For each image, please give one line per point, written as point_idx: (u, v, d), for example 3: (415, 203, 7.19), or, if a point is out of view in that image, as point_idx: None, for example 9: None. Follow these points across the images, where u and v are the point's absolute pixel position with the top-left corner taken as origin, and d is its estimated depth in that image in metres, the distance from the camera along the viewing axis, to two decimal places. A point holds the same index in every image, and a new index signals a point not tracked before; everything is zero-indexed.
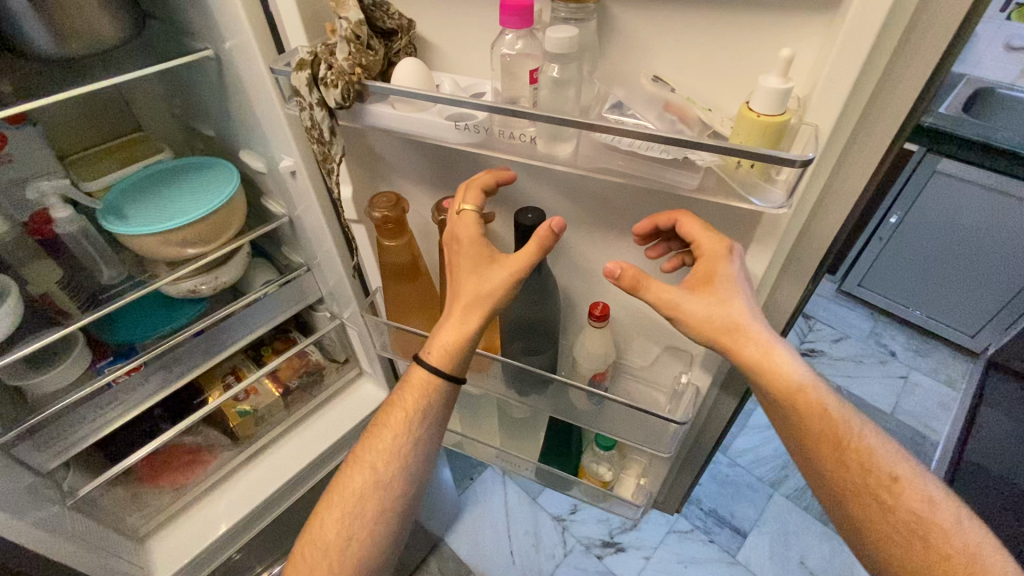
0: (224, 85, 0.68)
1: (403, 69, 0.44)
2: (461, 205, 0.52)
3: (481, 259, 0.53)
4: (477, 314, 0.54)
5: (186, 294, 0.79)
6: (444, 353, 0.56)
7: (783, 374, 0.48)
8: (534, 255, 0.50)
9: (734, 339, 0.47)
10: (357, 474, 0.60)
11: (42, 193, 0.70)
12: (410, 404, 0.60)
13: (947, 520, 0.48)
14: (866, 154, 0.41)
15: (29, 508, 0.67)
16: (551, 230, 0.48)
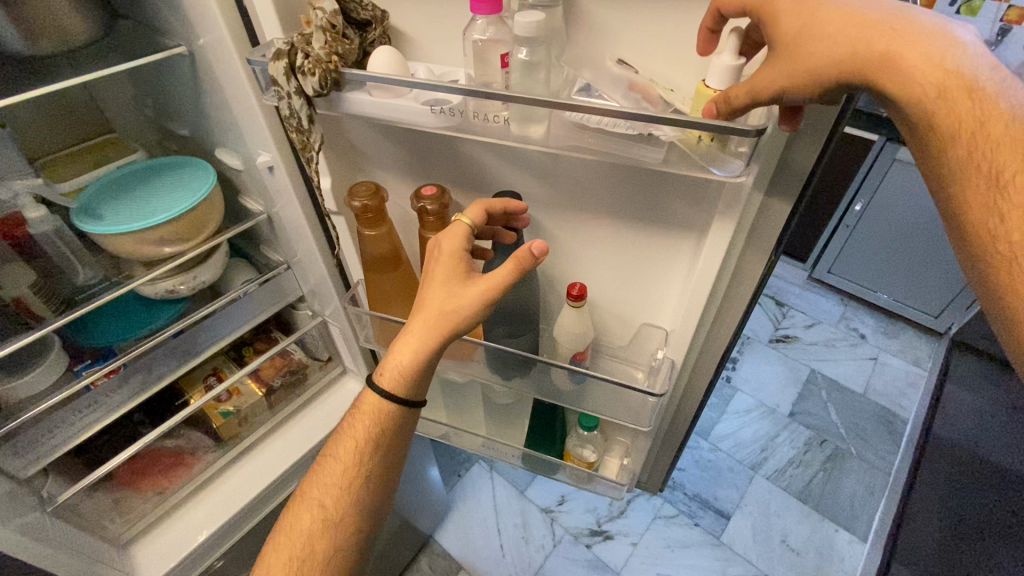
0: (197, 82, 0.68)
1: (379, 56, 0.45)
2: (461, 218, 0.56)
3: (454, 276, 0.54)
4: (437, 330, 0.54)
5: (163, 294, 0.79)
6: (395, 371, 0.57)
7: (921, 73, 0.37)
8: (511, 274, 0.53)
9: (834, 40, 0.37)
10: (305, 512, 0.62)
11: (14, 194, 0.68)
12: (361, 434, 0.61)
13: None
14: (815, 130, 0.44)
15: (12, 515, 0.66)
16: (531, 252, 0.52)
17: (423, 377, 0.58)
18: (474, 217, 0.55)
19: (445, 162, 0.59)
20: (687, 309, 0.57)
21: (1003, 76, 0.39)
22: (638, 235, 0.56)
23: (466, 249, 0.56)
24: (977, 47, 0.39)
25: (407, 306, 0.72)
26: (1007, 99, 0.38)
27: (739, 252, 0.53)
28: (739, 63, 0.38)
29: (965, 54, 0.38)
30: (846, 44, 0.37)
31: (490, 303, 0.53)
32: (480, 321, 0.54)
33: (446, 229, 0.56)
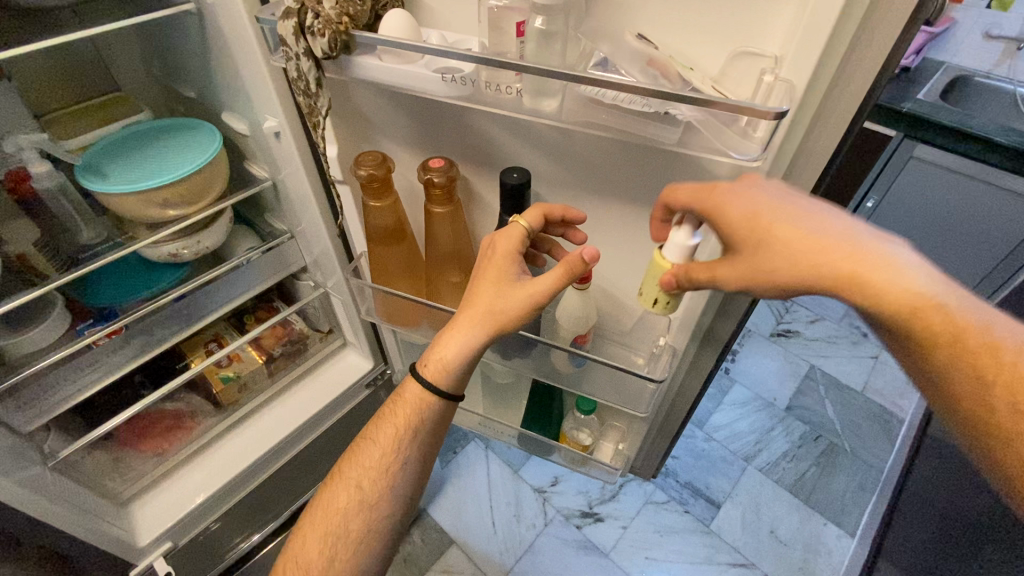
0: (205, 41, 0.67)
1: (391, 19, 0.43)
2: (517, 218, 0.55)
3: (505, 279, 0.55)
4: (484, 330, 0.56)
5: (167, 257, 0.79)
6: (439, 363, 0.59)
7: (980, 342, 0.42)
8: (560, 279, 0.53)
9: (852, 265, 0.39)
10: (342, 491, 0.64)
11: (19, 148, 0.68)
12: (404, 420, 0.63)
13: None
14: (832, 126, 0.42)
15: (12, 469, 0.67)
16: (581, 259, 0.51)
17: (466, 372, 0.61)
18: (532, 222, 0.54)
19: (453, 134, 0.58)
20: (694, 296, 0.57)
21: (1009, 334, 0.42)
22: (647, 218, 0.55)
23: (522, 250, 0.56)
24: None
25: (409, 280, 0.72)
26: (903, 267, 0.40)
27: None
28: (691, 245, 0.46)
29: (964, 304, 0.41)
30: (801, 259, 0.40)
31: (537, 307, 0.54)
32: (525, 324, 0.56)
33: (504, 227, 0.56)
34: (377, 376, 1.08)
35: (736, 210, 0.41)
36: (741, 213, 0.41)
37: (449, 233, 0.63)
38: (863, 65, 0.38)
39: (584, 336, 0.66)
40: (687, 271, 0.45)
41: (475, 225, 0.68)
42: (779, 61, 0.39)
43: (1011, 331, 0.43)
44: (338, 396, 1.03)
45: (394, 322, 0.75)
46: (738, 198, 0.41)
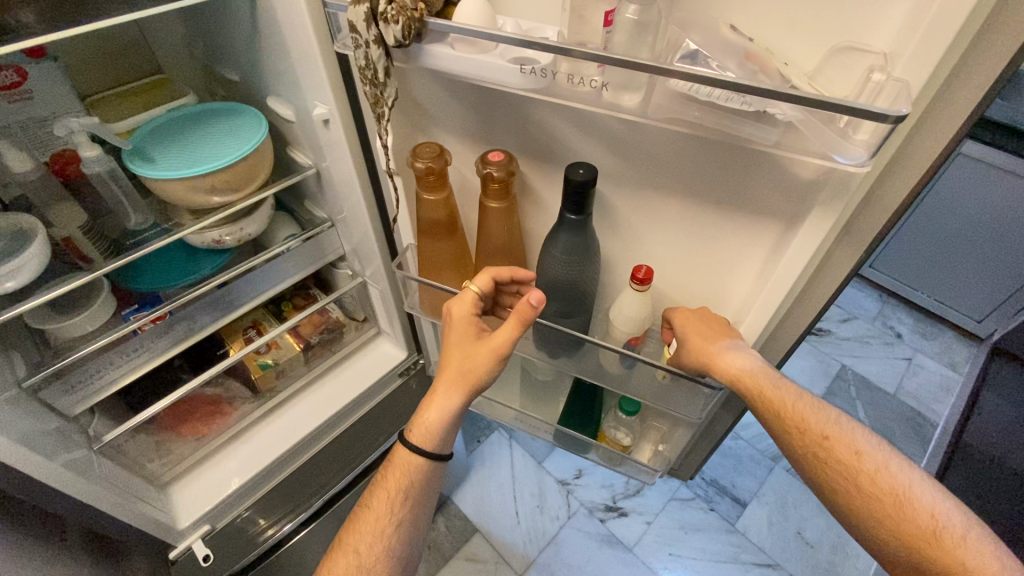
0: (255, 24, 0.65)
1: (467, 5, 0.41)
2: (468, 283, 0.62)
3: (468, 337, 0.60)
4: (458, 391, 0.59)
5: (209, 244, 0.78)
6: (423, 429, 0.62)
7: (782, 403, 0.55)
8: (516, 326, 0.57)
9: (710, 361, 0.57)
10: (341, 559, 0.64)
11: (70, 130, 0.66)
12: (393, 486, 0.66)
13: (848, 453, 0.54)
14: (936, 132, 0.39)
15: (61, 451, 0.67)
16: (528, 304, 0.55)
17: (449, 433, 0.63)
18: (481, 285, 0.61)
19: (511, 126, 0.55)
20: (762, 300, 0.54)
21: (788, 385, 0.57)
22: (716, 220, 0.52)
23: (476, 311, 0.61)
24: (821, 400, 0.57)
25: (456, 275, 0.70)
26: (749, 355, 0.56)
27: (827, 248, 0.49)
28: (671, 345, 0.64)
29: (765, 377, 0.56)
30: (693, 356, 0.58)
31: (500, 357, 0.58)
32: (498, 373, 0.60)
33: (456, 294, 0.62)
34: (411, 366, 1.08)
35: (677, 319, 0.61)
36: (677, 322, 0.61)
37: (502, 230, 0.62)
38: (984, 66, 0.35)
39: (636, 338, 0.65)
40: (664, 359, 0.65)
41: (527, 220, 0.66)
42: (889, 58, 0.36)
43: (791, 386, 0.57)
44: (371, 385, 1.03)
45: (437, 315, 0.74)
46: (684, 312, 0.61)
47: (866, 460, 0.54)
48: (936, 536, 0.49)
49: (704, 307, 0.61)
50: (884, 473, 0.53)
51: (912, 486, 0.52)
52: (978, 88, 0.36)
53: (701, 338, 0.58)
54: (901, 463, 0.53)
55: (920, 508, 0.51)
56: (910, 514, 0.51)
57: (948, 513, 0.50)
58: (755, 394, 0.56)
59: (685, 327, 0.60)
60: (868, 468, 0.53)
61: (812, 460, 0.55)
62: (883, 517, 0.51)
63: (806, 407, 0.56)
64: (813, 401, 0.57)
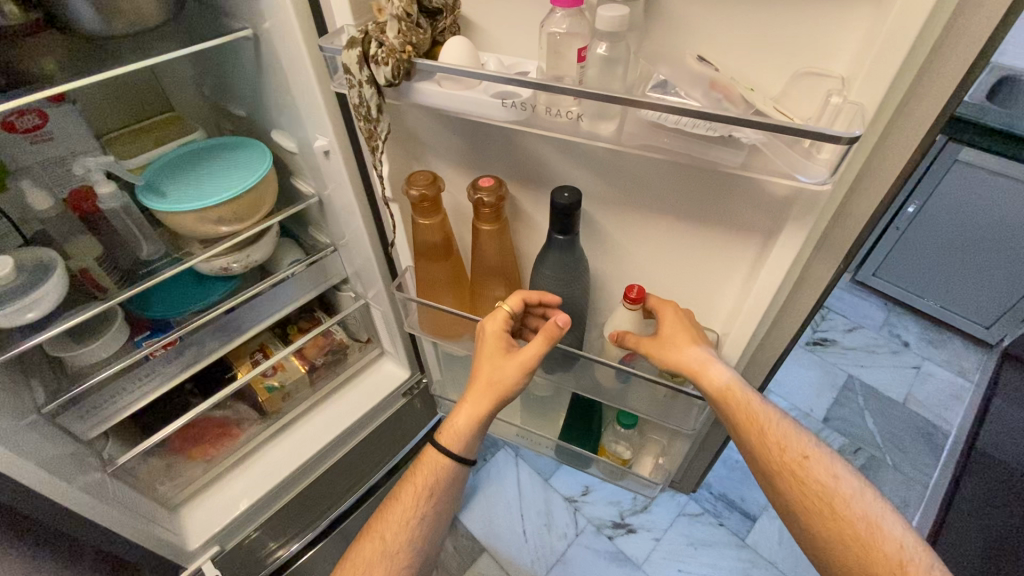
0: (260, 64, 0.69)
1: (452, 46, 0.44)
2: (501, 302, 0.63)
3: (499, 351, 0.62)
4: (487, 400, 0.62)
5: (217, 271, 0.81)
6: (454, 430, 0.65)
7: (765, 429, 0.58)
8: (543, 344, 0.60)
9: (701, 372, 0.59)
10: (367, 544, 0.67)
11: (87, 169, 0.70)
12: (422, 481, 0.68)
13: (825, 477, 0.56)
14: (899, 147, 0.41)
15: (77, 474, 0.69)
16: (556, 326, 0.58)
17: (475, 437, 0.66)
18: (513, 306, 0.62)
19: (501, 153, 0.58)
20: (747, 312, 0.56)
21: (781, 418, 0.60)
22: (700, 237, 0.54)
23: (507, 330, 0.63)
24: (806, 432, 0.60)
25: (454, 294, 0.72)
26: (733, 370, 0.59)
27: (806, 260, 0.50)
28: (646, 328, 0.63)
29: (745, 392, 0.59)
30: (685, 361, 0.59)
31: (527, 373, 0.60)
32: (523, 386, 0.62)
33: (489, 312, 0.63)
34: (414, 387, 1.10)
35: (668, 314, 0.60)
36: (669, 315, 0.60)
37: (495, 250, 0.64)
38: (936, 87, 0.37)
39: (622, 336, 0.63)
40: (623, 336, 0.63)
41: (519, 240, 0.68)
42: (846, 81, 0.38)
43: (777, 412, 0.60)
44: (375, 405, 1.05)
45: (437, 335, 0.76)
46: (677, 312, 0.60)
47: (843, 484, 0.56)
48: (903, 564, 0.50)
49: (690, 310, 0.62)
50: (858, 499, 0.55)
51: (884, 516, 0.53)
52: (933, 107, 0.38)
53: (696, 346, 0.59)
54: (872, 493, 0.55)
55: (889, 537, 0.52)
56: (879, 542, 0.51)
57: (916, 546, 0.51)
58: (734, 409, 0.58)
59: (671, 325, 0.60)
60: (843, 492, 0.55)
61: (788, 482, 0.57)
62: (853, 540, 0.52)
63: (788, 431, 0.59)
64: (799, 434, 0.59)
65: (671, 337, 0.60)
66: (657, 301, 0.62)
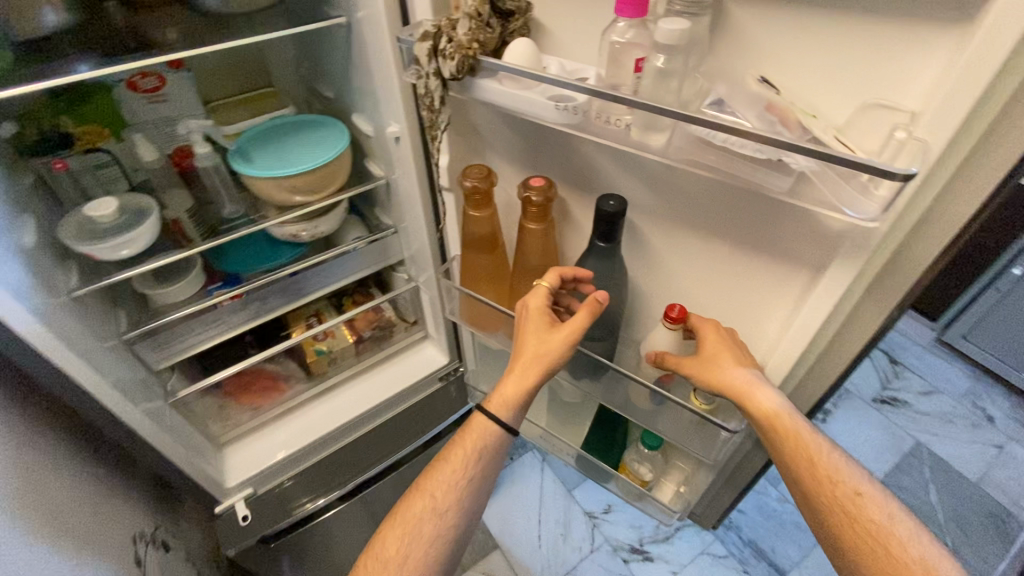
0: (349, 50, 0.74)
1: (516, 47, 0.46)
2: (540, 280, 0.63)
3: (544, 326, 0.62)
4: (533, 373, 0.61)
5: (287, 237, 0.88)
6: (502, 400, 0.63)
7: (817, 459, 0.54)
8: (586, 318, 0.59)
9: (744, 397, 0.54)
10: (417, 501, 0.65)
11: (189, 131, 0.80)
12: (471, 441, 0.66)
13: (879, 515, 0.52)
14: (970, 194, 0.38)
15: (143, 399, 0.77)
16: (598, 301, 0.57)
17: (523, 408, 0.65)
18: (552, 281, 0.61)
19: (556, 155, 0.60)
20: (785, 346, 0.54)
21: (834, 447, 0.55)
22: (745, 263, 0.53)
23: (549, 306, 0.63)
24: (859, 463, 0.56)
25: (494, 287, 0.75)
26: (782, 395, 0.54)
27: (854, 301, 0.48)
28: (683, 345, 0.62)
29: (795, 420, 0.54)
30: (726, 383, 0.55)
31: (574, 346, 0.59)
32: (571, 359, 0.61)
33: (531, 289, 0.63)
34: (450, 372, 1.13)
35: (710, 334, 0.58)
36: (711, 335, 0.57)
37: (538, 249, 0.65)
38: (1019, 132, 0.34)
39: (658, 355, 0.62)
40: (661, 355, 0.61)
41: (566, 243, 0.69)
42: (916, 117, 0.36)
43: (828, 440, 0.56)
44: (411, 385, 1.09)
45: (474, 324, 0.78)
46: (718, 331, 0.57)
47: (899, 525, 0.52)
48: None
49: (733, 329, 0.58)
50: (917, 542, 0.50)
51: (946, 564, 0.49)
52: (1012, 153, 0.35)
53: (739, 368, 0.55)
54: (932, 537, 0.51)
55: None
56: None
57: None
58: (785, 436, 0.54)
59: (713, 344, 0.57)
60: (899, 533, 0.51)
61: (836, 516, 0.53)
62: None
63: (841, 463, 0.55)
64: (853, 467, 0.55)
65: (712, 357, 0.56)
66: (698, 321, 0.59)
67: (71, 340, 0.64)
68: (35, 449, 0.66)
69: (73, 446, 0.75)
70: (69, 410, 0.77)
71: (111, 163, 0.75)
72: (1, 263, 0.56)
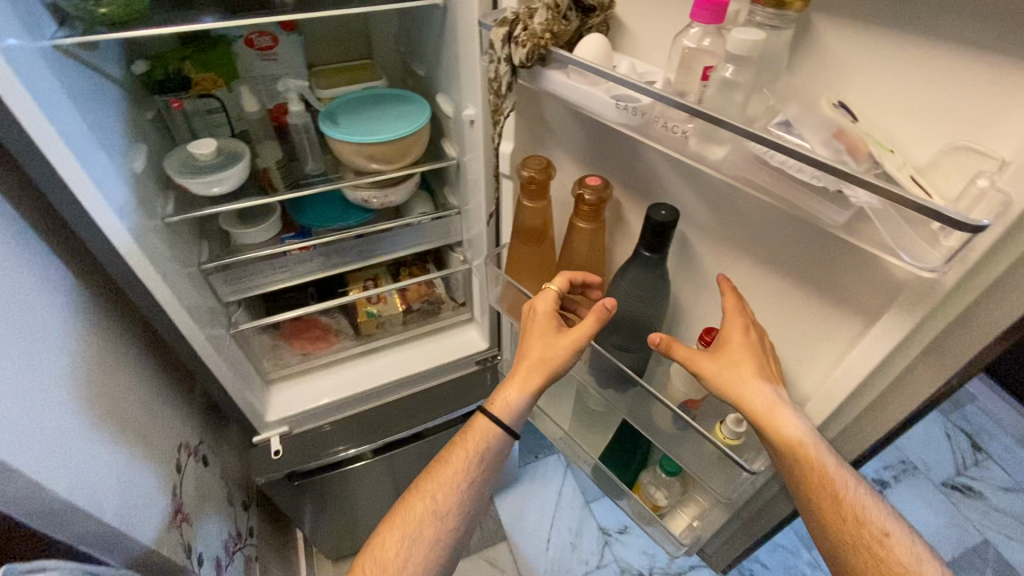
0: (443, 31, 0.77)
1: (589, 42, 0.46)
2: (548, 284, 0.64)
3: (550, 330, 0.62)
4: (538, 374, 0.61)
5: (359, 201, 0.93)
6: (506, 403, 0.64)
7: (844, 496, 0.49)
8: (593, 323, 0.59)
9: (767, 418, 0.49)
10: (417, 503, 0.65)
11: (287, 89, 0.87)
12: (472, 446, 0.66)
13: (907, 557, 0.49)
14: None
15: (209, 326, 0.85)
16: (605, 306, 0.58)
17: (526, 410, 0.64)
18: (561, 284, 0.63)
19: (618, 157, 0.59)
20: (822, 395, 0.50)
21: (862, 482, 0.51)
22: (795, 298, 0.50)
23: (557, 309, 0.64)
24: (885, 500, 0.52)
25: (538, 281, 0.75)
26: (807, 423, 0.49)
27: (908, 361, 0.43)
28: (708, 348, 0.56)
29: (819, 451, 0.49)
30: (748, 399, 0.50)
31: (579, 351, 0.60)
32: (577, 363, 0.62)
33: (539, 292, 0.64)
34: (488, 358, 1.14)
35: (736, 337, 0.51)
36: (737, 339, 0.51)
37: (584, 249, 0.65)
38: None
39: (669, 343, 0.54)
40: (671, 344, 0.54)
41: (616, 248, 0.69)
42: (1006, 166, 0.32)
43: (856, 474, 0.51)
44: (448, 363, 1.12)
45: (510, 315, 0.78)
46: (745, 334, 0.51)
47: (928, 567, 0.48)
48: None
49: (761, 335, 0.53)
50: None
51: None
52: None
53: (764, 386, 0.50)
54: None
55: None
56: None
57: None
58: (804, 469, 0.49)
59: (738, 351, 0.51)
60: None
61: (862, 559, 0.50)
62: None
63: (868, 500, 0.50)
64: (878, 504, 0.51)
65: (734, 365, 0.51)
66: (730, 314, 0.52)
67: (157, 260, 0.71)
68: (113, 353, 0.75)
69: (147, 359, 0.85)
70: (152, 331, 0.89)
71: (219, 110, 0.83)
72: (112, 183, 0.64)
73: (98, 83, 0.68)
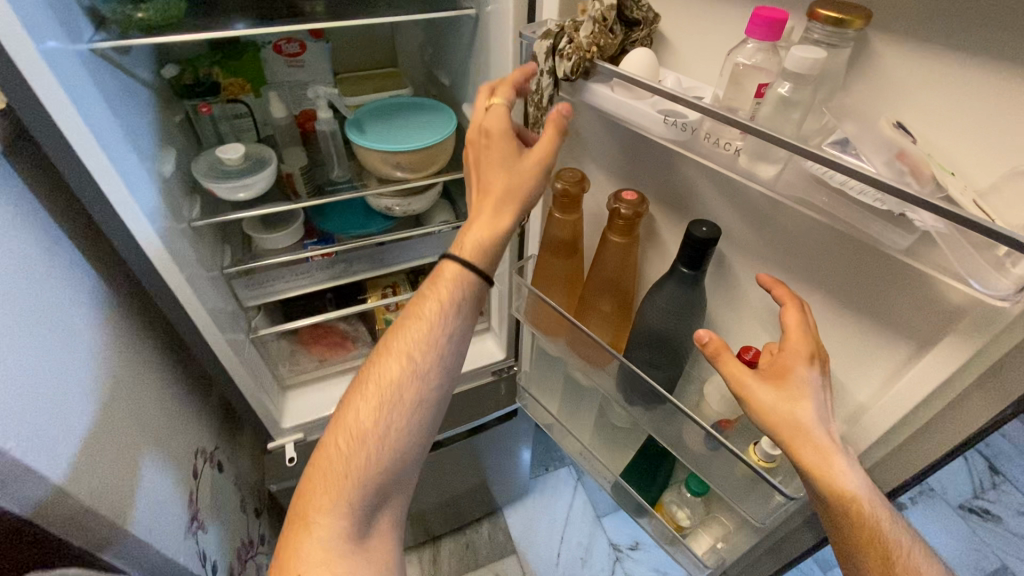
0: (473, 39, 0.77)
1: (635, 56, 0.46)
2: (491, 99, 0.54)
3: (509, 153, 0.53)
4: (508, 204, 0.53)
5: (382, 209, 0.93)
6: (476, 246, 0.54)
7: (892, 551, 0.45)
8: (556, 135, 0.51)
9: (821, 463, 0.46)
10: (391, 365, 0.54)
11: (316, 96, 0.86)
12: (443, 294, 0.55)
13: None
14: None
15: (230, 331, 0.85)
16: (563, 112, 0.50)
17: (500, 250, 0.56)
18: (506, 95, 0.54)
19: (655, 171, 0.58)
20: (866, 421, 0.49)
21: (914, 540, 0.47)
22: (840, 319, 0.49)
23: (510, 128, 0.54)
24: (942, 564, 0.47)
25: (566, 293, 0.74)
26: (864, 477, 0.46)
27: (961, 389, 0.42)
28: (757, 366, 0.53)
29: (872, 508, 0.45)
30: (800, 436, 0.47)
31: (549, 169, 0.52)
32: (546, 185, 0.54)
33: (480, 113, 0.54)
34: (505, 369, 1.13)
35: (797, 366, 0.48)
36: (797, 370, 0.48)
37: (616, 263, 0.64)
38: None
39: (720, 353, 0.51)
40: (722, 355, 0.51)
41: (647, 263, 0.68)
42: None
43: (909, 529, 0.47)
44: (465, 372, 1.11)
45: (535, 327, 0.76)
46: (808, 366, 0.48)
47: None
48: None
49: (824, 363, 0.49)
50: None
51: None
52: None
53: (822, 430, 0.46)
54: None
55: None
56: None
57: None
58: (853, 524, 0.45)
59: (798, 385, 0.48)
60: None
61: None
62: None
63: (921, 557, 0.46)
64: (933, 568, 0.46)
65: (789, 398, 0.48)
66: (795, 335, 0.48)
67: (183, 265, 0.71)
68: (132, 345, 0.74)
69: (175, 368, 0.87)
70: (178, 342, 0.89)
71: (246, 115, 0.85)
72: (144, 187, 0.64)
73: (131, 86, 0.68)
